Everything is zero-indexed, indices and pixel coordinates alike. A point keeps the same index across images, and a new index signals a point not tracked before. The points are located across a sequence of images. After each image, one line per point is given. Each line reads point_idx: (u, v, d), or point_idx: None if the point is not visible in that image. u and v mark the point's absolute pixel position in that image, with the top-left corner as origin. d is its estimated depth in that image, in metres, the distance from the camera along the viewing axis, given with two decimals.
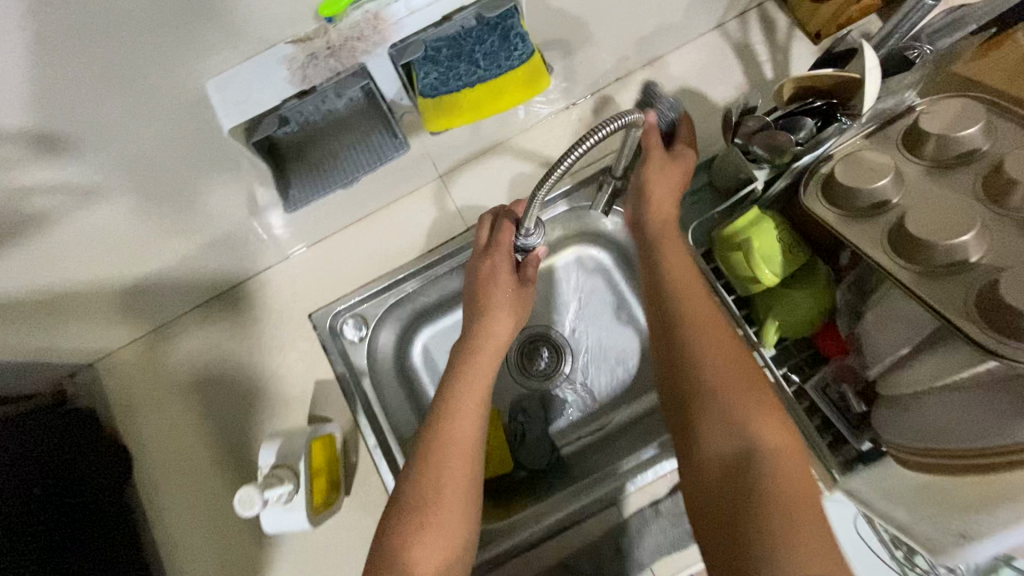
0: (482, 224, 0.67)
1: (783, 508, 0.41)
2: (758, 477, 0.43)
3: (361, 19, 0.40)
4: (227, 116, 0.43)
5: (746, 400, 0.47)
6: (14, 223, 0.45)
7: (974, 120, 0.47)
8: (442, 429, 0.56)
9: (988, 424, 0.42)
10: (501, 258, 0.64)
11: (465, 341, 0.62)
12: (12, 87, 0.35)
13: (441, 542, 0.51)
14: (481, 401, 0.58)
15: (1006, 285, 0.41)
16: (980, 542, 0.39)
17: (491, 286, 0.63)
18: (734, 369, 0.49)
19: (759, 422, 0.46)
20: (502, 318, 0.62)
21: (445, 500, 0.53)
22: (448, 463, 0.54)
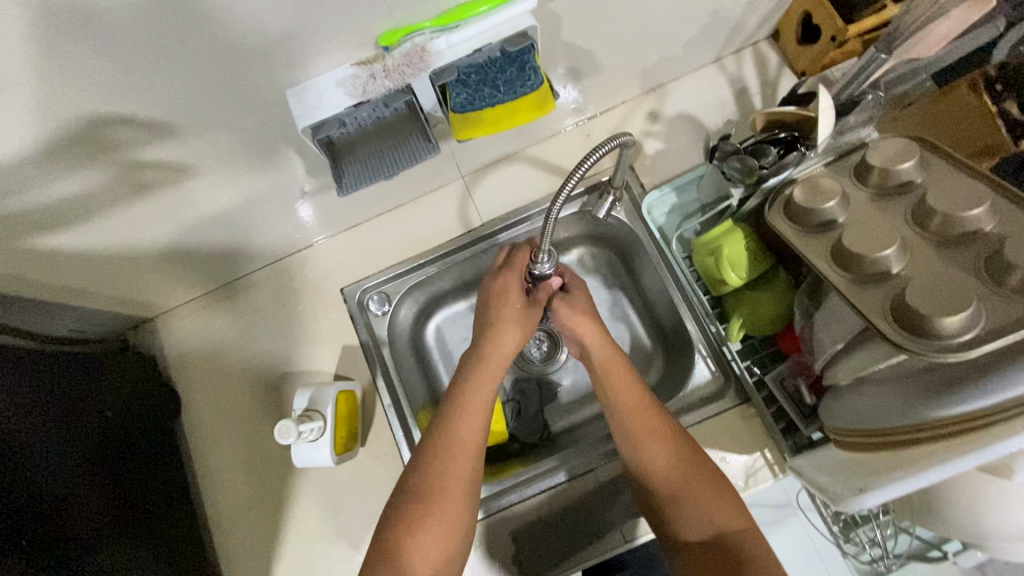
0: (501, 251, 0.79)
1: (762, 566, 0.55)
2: (737, 549, 0.57)
3: (411, 49, 0.51)
4: (300, 118, 0.53)
5: (704, 490, 0.62)
6: (125, 189, 0.57)
7: (910, 157, 0.57)
8: (450, 429, 0.66)
9: (899, 408, 0.51)
10: (513, 278, 0.74)
11: (472, 353, 0.72)
12: (146, 84, 0.47)
13: (444, 521, 0.61)
14: (484, 406, 0.69)
15: (915, 292, 0.50)
16: (869, 493, 0.49)
17: (502, 302, 0.73)
18: (687, 469, 0.63)
19: (720, 508, 0.60)
20: (510, 333, 0.73)
21: (450, 491, 0.62)
22: (455, 455, 0.64)
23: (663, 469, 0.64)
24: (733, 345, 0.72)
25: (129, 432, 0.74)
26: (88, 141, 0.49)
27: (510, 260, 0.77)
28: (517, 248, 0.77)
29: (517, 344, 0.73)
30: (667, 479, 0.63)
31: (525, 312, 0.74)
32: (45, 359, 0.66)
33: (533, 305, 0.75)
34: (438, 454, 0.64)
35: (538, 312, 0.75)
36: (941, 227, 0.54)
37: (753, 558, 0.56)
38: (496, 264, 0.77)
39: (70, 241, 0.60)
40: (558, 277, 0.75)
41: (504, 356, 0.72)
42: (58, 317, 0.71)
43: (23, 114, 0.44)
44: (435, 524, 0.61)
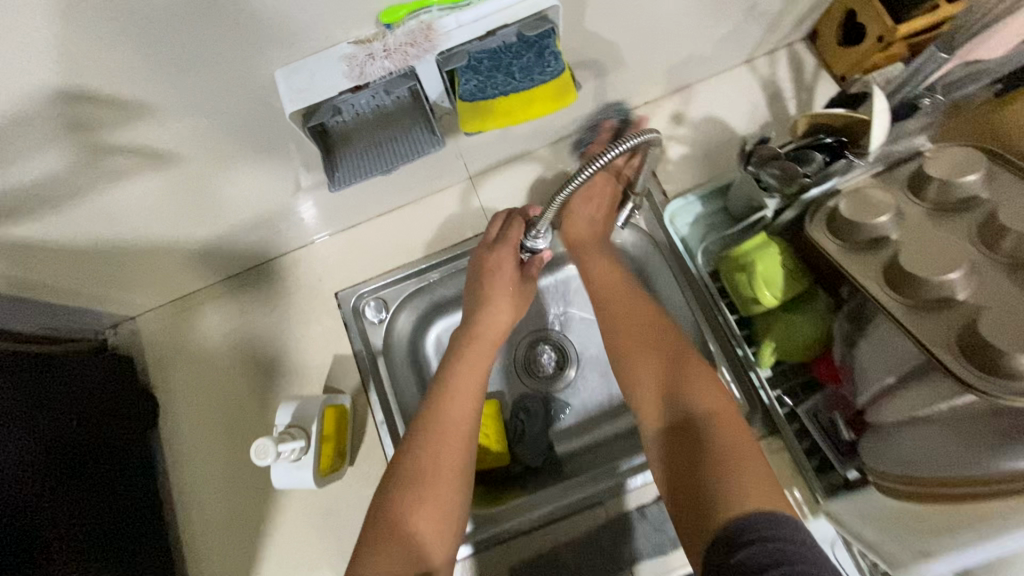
0: (495, 222, 0.72)
1: (729, 455, 0.46)
2: (707, 436, 0.48)
3: (416, 27, 0.45)
4: (289, 100, 0.46)
5: (684, 378, 0.54)
6: (96, 176, 0.51)
7: (975, 169, 0.50)
8: (438, 413, 0.59)
9: (959, 456, 0.44)
10: (507, 253, 0.68)
11: (461, 332, 0.66)
12: (115, 58, 0.41)
13: (437, 506, 0.54)
14: (477, 390, 0.62)
15: (986, 324, 0.43)
16: (936, 560, 0.43)
17: (497, 274, 0.68)
18: (665, 364, 0.56)
19: (699, 396, 0.52)
20: (504, 305, 0.67)
21: (443, 476, 0.56)
22: (446, 438, 0.58)
23: (643, 376, 0.56)
24: (762, 372, 0.66)
25: (97, 438, 0.67)
26: (51, 120, 0.43)
27: (503, 233, 0.70)
28: (511, 218, 0.70)
29: (509, 320, 0.67)
30: (646, 379, 0.56)
31: (518, 289, 0.69)
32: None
33: (526, 280, 0.71)
34: (427, 438, 0.57)
35: (531, 290, 0.71)
36: (1013, 249, 0.47)
37: (721, 447, 0.47)
38: (485, 239, 0.71)
39: (35, 233, 0.55)
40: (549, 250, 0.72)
41: (496, 332, 0.67)
42: (24, 312, 0.65)
43: None
44: (429, 509, 0.54)
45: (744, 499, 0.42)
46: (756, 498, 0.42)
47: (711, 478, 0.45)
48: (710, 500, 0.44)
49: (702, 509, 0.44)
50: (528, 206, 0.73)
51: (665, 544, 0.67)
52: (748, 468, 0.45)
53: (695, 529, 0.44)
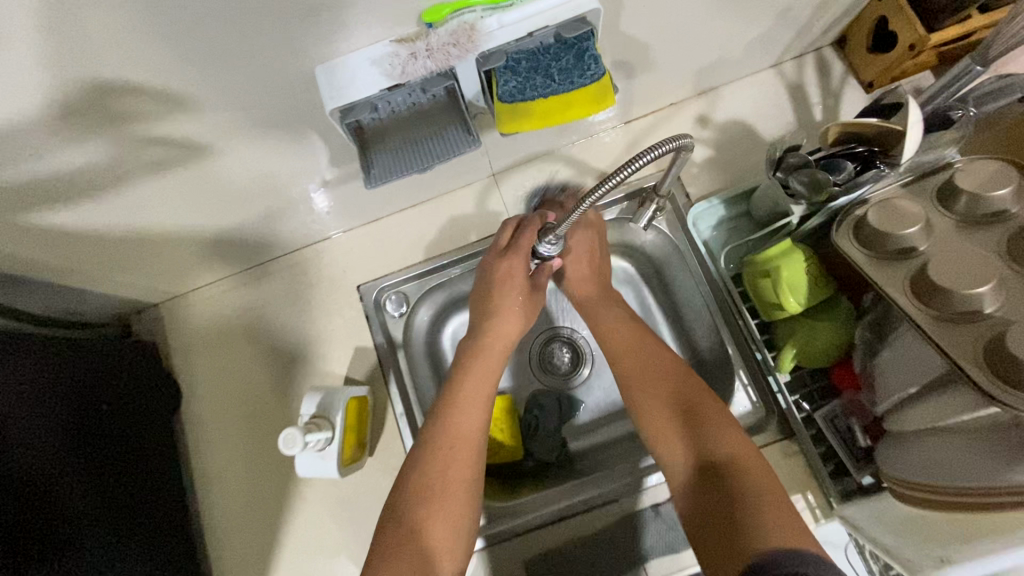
0: (506, 228, 0.71)
1: (756, 496, 0.50)
2: (732, 478, 0.52)
3: (459, 27, 0.45)
4: (330, 98, 0.48)
5: (702, 421, 0.57)
6: (134, 166, 0.52)
7: (1007, 184, 0.50)
8: (447, 424, 0.61)
9: (984, 465, 0.45)
10: (518, 262, 0.68)
11: (472, 340, 0.68)
12: (161, 53, 0.41)
13: (448, 519, 0.56)
14: (483, 400, 0.63)
15: (1014, 339, 0.44)
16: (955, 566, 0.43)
17: (508, 286, 0.68)
18: (683, 410, 0.59)
19: (716, 437, 0.55)
20: (512, 317, 0.69)
21: (451, 490, 0.57)
22: (456, 449, 0.59)
23: (663, 421, 0.60)
24: (782, 376, 0.66)
25: (124, 421, 0.69)
26: (94, 112, 0.44)
27: (514, 240, 0.69)
28: (525, 224, 0.69)
29: (519, 330, 0.69)
30: (666, 424, 0.60)
31: (527, 300, 0.70)
32: (19, 343, 0.60)
33: (534, 289, 0.71)
34: (434, 454, 0.59)
35: (537, 299, 0.72)
36: None
37: (746, 489, 0.50)
38: (497, 244, 0.70)
39: (72, 220, 0.55)
40: (559, 258, 0.71)
41: (508, 338, 0.69)
42: (43, 297, 0.66)
43: (19, 76, 0.39)
44: (439, 518, 0.55)
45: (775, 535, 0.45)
46: (787, 535, 0.45)
47: (743, 518, 0.48)
48: (744, 536, 0.47)
49: (735, 545, 0.47)
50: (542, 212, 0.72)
51: (679, 543, 0.68)
52: (777, 513, 0.48)
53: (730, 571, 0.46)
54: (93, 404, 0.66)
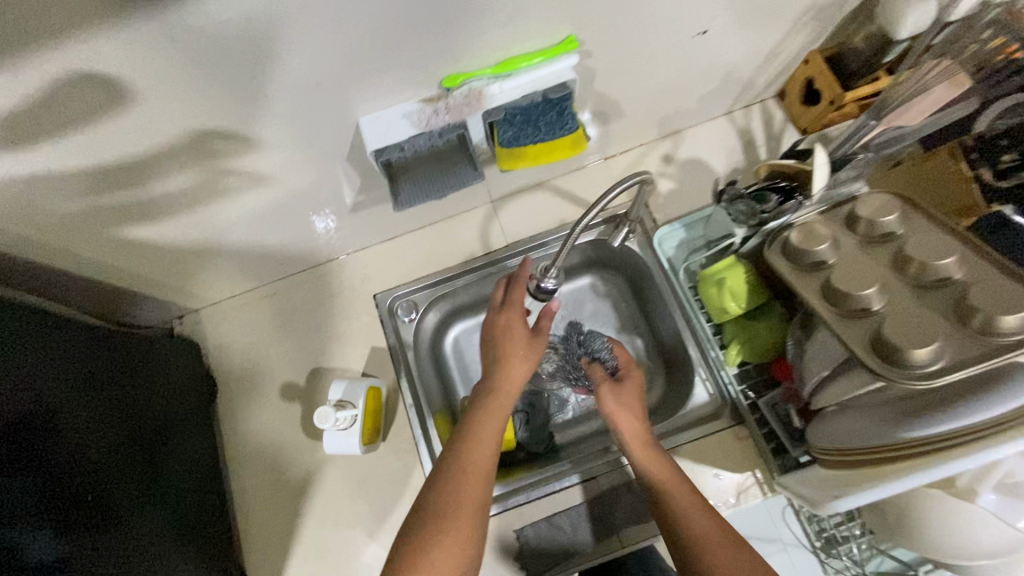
0: (499, 287, 0.87)
1: None
2: None
3: (469, 92, 0.60)
4: (371, 141, 0.62)
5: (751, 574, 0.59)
6: (210, 192, 0.65)
7: (893, 212, 0.66)
8: (464, 449, 0.71)
9: (880, 428, 0.57)
10: (515, 314, 0.82)
11: (486, 383, 0.78)
12: (248, 109, 0.55)
13: (459, 538, 0.64)
14: (495, 435, 0.73)
15: (891, 327, 0.57)
16: (843, 500, 0.56)
17: (509, 337, 0.81)
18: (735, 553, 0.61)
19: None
20: (518, 365, 0.79)
21: (462, 512, 0.66)
22: (468, 476, 0.68)
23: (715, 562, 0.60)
24: (729, 369, 0.80)
25: (172, 413, 0.79)
26: (191, 150, 0.57)
27: (508, 296, 0.85)
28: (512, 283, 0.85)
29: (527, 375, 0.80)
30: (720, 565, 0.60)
31: (530, 344, 0.81)
32: (87, 335, 0.70)
33: (537, 335, 0.83)
34: (452, 479, 0.68)
35: (542, 340, 0.83)
36: (916, 273, 0.61)
37: None
38: (495, 302, 0.85)
39: (151, 233, 0.68)
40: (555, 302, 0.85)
41: (515, 385, 0.79)
42: (109, 296, 0.78)
43: (147, 124, 0.52)
44: (449, 542, 0.63)
45: None
46: None
47: None
48: None
49: None
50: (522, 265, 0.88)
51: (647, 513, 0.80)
52: None
53: None
54: (150, 394, 0.76)
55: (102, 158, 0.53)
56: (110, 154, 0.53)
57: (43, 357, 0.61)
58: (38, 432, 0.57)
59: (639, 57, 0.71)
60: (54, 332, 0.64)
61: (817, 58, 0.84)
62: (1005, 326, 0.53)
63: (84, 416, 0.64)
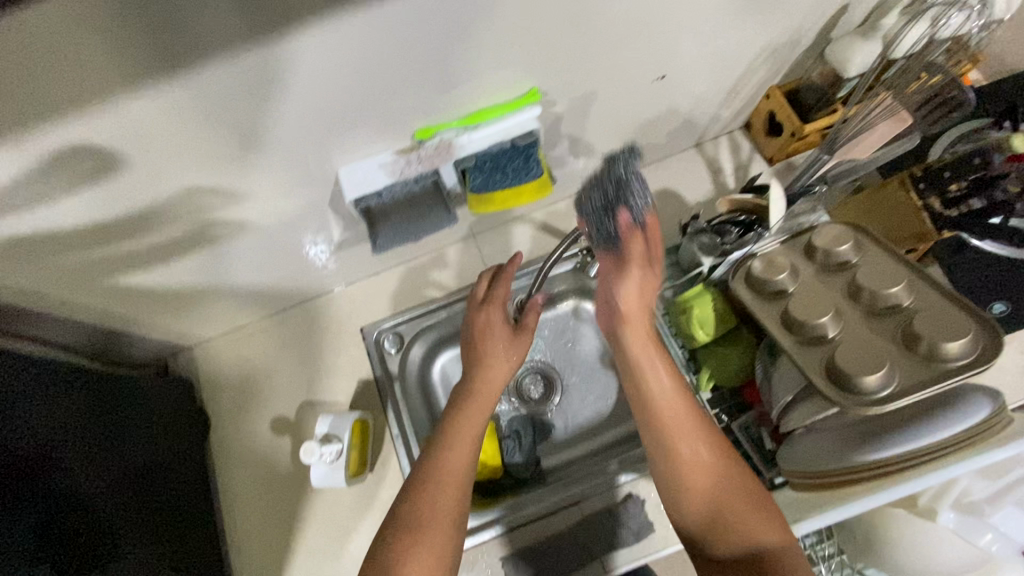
0: (482, 282, 0.91)
1: None
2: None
3: (440, 143, 0.64)
4: (349, 191, 0.66)
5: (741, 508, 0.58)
6: (199, 241, 0.69)
7: (846, 241, 0.69)
8: (441, 457, 0.74)
9: (834, 455, 0.62)
10: (495, 312, 0.86)
11: (465, 385, 0.81)
12: (233, 167, 0.59)
13: (434, 547, 0.67)
14: (473, 438, 0.76)
15: (843, 355, 0.60)
16: (808, 522, 0.59)
17: (490, 337, 0.85)
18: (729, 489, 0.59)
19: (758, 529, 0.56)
20: (499, 364, 0.83)
21: (437, 520, 0.69)
22: (444, 482, 0.72)
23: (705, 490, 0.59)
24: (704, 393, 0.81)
25: (167, 449, 0.81)
26: (181, 204, 0.61)
27: (490, 293, 0.88)
28: (496, 282, 0.90)
29: (507, 373, 0.83)
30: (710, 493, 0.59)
31: (512, 341, 0.86)
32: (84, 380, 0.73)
33: (520, 333, 0.87)
34: (429, 485, 0.71)
35: (525, 337, 0.87)
36: (869, 300, 0.64)
37: None
38: (477, 298, 0.89)
39: (143, 280, 0.72)
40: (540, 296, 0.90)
41: (495, 387, 0.82)
42: (105, 338, 0.81)
43: (138, 185, 0.56)
44: (424, 551, 0.66)
45: None
46: None
47: None
48: None
49: None
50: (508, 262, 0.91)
51: (626, 540, 0.82)
52: None
53: None
54: (146, 430, 0.79)
55: (95, 217, 0.57)
56: (104, 213, 0.57)
57: (26, 402, 0.64)
58: (23, 477, 0.60)
59: (603, 101, 0.75)
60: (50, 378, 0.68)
61: (777, 93, 0.88)
62: (949, 352, 0.57)
63: (82, 454, 0.67)
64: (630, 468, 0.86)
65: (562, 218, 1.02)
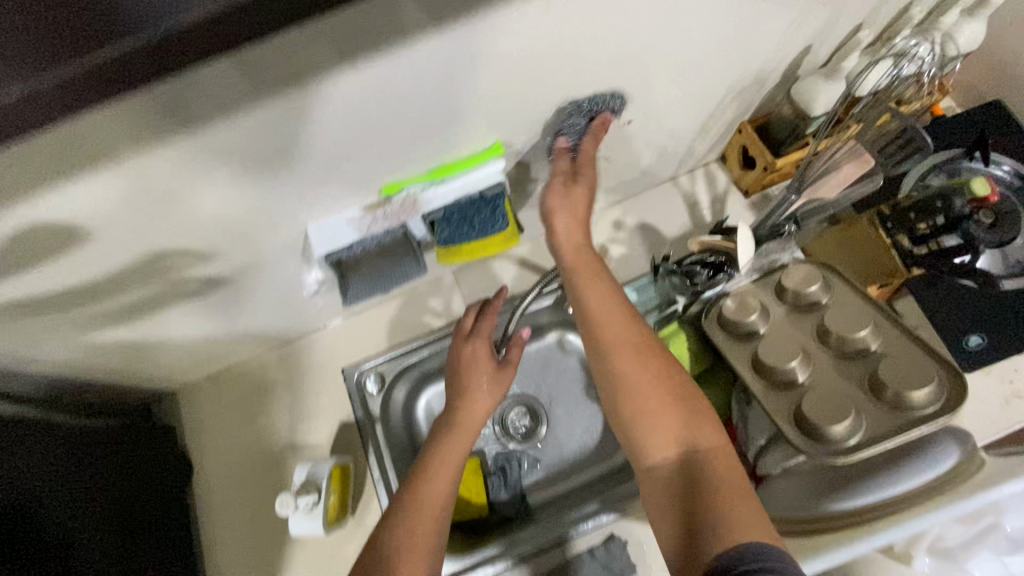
0: (470, 315, 0.91)
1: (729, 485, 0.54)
2: (707, 471, 0.56)
3: (405, 199, 0.66)
4: (317, 247, 0.67)
5: (673, 409, 0.60)
6: (172, 296, 0.69)
7: (816, 281, 0.69)
8: (421, 489, 0.74)
9: (807, 499, 0.62)
10: (481, 345, 0.86)
11: (448, 418, 0.81)
12: (200, 228, 0.60)
13: None
14: (453, 471, 0.76)
15: (812, 403, 0.61)
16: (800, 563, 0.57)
17: (473, 370, 0.85)
18: (664, 390, 0.61)
19: (690, 427, 0.59)
20: (482, 398, 0.82)
21: (413, 552, 0.68)
22: (423, 513, 0.72)
23: (641, 392, 0.61)
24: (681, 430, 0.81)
25: (152, 497, 0.82)
26: (152, 266, 0.62)
27: (476, 327, 0.89)
28: (483, 316, 0.90)
29: (489, 408, 0.83)
30: (645, 393, 0.61)
31: (497, 373, 0.85)
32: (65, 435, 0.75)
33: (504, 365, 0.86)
34: (407, 515, 0.71)
35: (509, 371, 0.86)
36: (837, 343, 0.65)
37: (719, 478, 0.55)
38: (464, 330, 0.89)
39: (118, 336, 0.72)
40: (526, 332, 0.89)
41: (477, 421, 0.81)
42: (84, 390, 0.82)
43: (104, 252, 0.57)
44: None
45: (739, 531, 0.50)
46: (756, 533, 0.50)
47: (712, 521, 0.52)
48: (708, 531, 0.51)
49: (695, 537, 0.52)
50: (496, 296, 0.91)
51: None
52: (744, 512, 0.52)
53: (693, 557, 0.51)
54: (131, 477, 0.80)
55: (63, 284, 0.58)
56: (73, 280, 0.58)
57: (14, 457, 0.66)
58: (13, 528, 0.63)
59: None
60: (25, 436, 0.69)
61: (748, 128, 0.89)
62: (914, 400, 0.59)
63: (56, 504, 0.69)
64: (612, 508, 0.86)
65: (542, 253, 1.02)
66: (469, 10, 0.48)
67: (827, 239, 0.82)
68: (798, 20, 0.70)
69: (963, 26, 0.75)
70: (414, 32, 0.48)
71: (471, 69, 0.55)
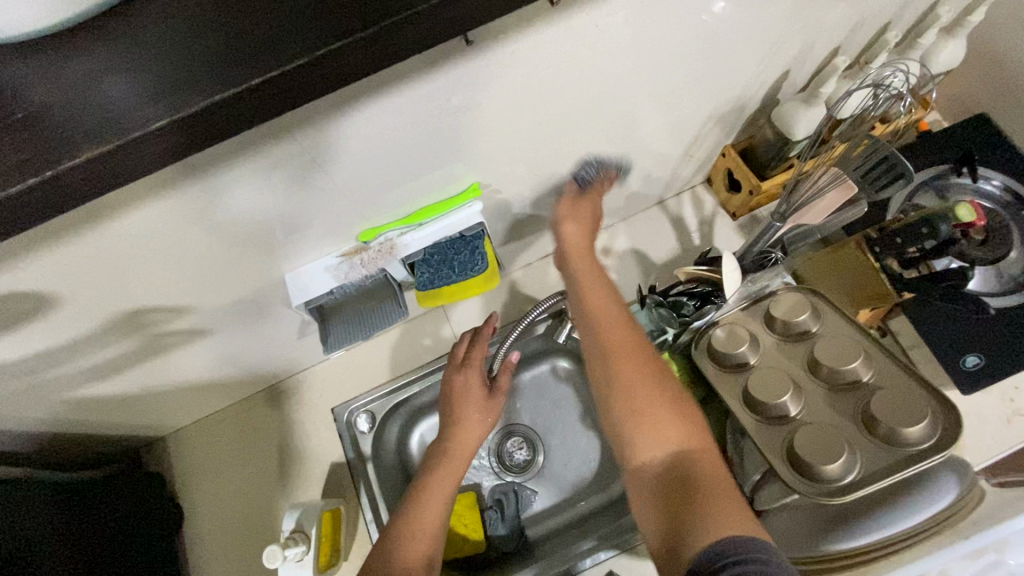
0: (462, 342, 0.88)
1: (718, 487, 0.53)
2: (696, 471, 0.55)
3: (383, 244, 0.66)
4: (294, 297, 0.67)
5: (666, 408, 0.59)
6: (152, 350, 0.69)
7: (805, 310, 0.68)
8: (413, 517, 0.72)
9: (802, 536, 0.61)
10: (472, 372, 0.84)
11: (439, 448, 0.79)
12: (176, 284, 0.59)
13: None
14: (446, 499, 0.74)
15: (802, 438, 0.60)
16: None
17: (465, 398, 0.82)
18: (657, 390, 0.60)
19: (680, 428, 0.58)
20: (473, 428, 0.81)
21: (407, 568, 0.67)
22: (416, 539, 0.70)
23: (634, 387, 0.60)
24: None
25: (154, 544, 0.83)
26: (126, 323, 0.62)
27: (468, 355, 0.86)
28: (473, 343, 0.88)
29: (480, 437, 0.81)
30: (637, 389, 0.60)
31: (486, 400, 0.84)
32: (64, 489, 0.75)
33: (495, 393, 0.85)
34: (399, 539, 0.69)
35: (500, 400, 0.85)
36: (828, 375, 0.64)
37: (709, 479, 0.54)
38: (456, 359, 0.87)
39: (101, 391, 0.72)
40: (515, 355, 0.88)
41: (468, 450, 0.79)
42: (72, 443, 0.81)
43: (78, 315, 0.56)
44: None
45: (722, 527, 0.48)
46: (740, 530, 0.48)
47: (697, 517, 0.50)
48: (691, 527, 0.50)
49: (677, 534, 0.50)
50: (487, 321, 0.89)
51: None
52: (731, 511, 0.50)
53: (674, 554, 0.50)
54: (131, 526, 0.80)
55: (38, 348, 0.57)
56: (48, 344, 0.58)
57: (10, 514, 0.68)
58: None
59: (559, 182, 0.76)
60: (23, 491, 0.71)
61: (731, 152, 0.89)
62: (907, 436, 0.58)
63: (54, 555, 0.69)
64: (610, 544, 0.84)
65: (530, 282, 1.01)
66: (430, 66, 0.48)
67: (813, 263, 0.81)
68: (772, 49, 0.70)
69: (940, 49, 0.77)
70: (381, 88, 0.47)
71: (446, 116, 0.54)
